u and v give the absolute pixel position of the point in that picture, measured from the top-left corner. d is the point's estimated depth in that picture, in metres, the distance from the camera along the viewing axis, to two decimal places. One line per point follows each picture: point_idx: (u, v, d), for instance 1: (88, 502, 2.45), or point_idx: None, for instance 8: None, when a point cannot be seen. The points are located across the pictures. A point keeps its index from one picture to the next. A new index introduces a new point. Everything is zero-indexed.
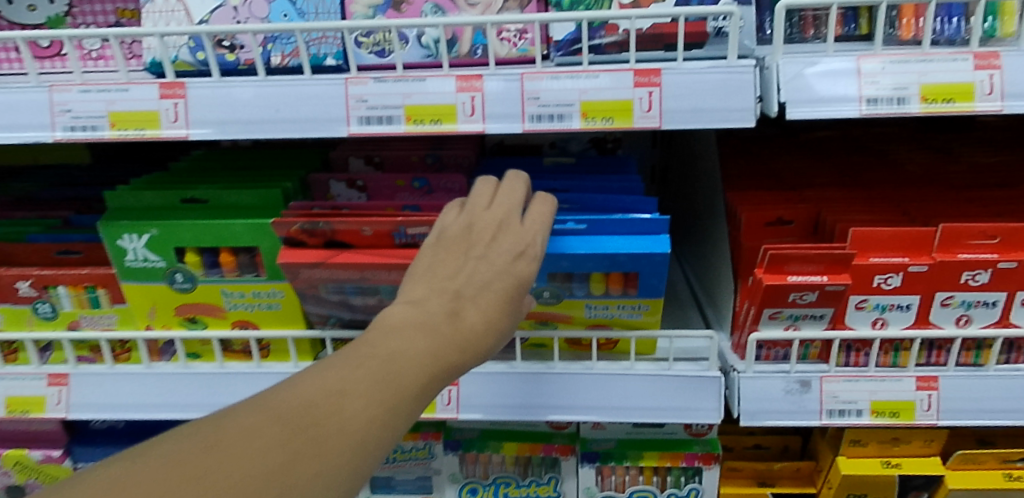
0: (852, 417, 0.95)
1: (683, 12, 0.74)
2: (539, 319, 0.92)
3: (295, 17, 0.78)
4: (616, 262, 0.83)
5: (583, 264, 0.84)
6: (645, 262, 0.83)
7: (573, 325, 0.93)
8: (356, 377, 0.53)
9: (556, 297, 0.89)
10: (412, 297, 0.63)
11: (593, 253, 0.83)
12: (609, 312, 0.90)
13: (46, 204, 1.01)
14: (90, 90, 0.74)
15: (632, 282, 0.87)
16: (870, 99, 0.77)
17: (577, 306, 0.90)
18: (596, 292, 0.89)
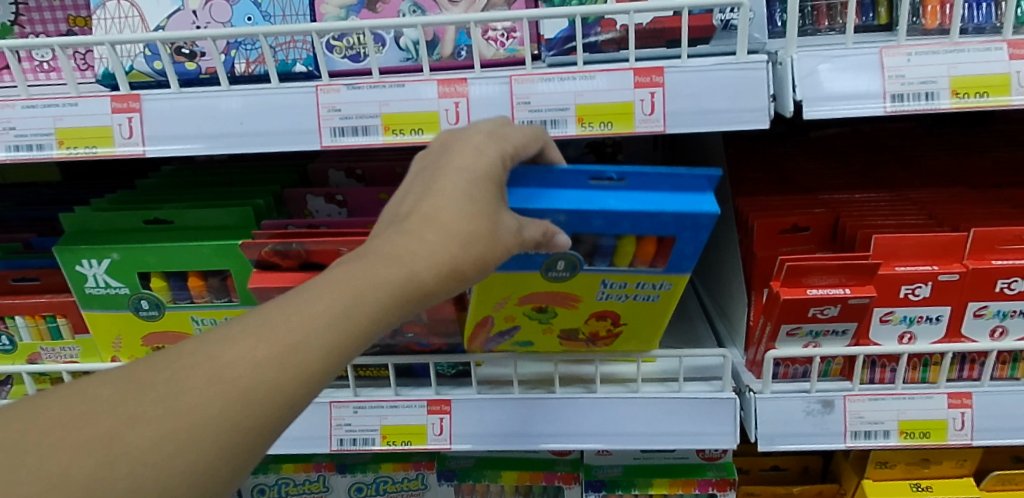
0: (879, 439, 0.87)
1: (687, 2, 0.67)
2: (536, 306, 0.77)
3: (259, 20, 0.70)
4: (657, 226, 0.65)
5: (617, 226, 0.65)
6: (688, 228, 0.66)
7: (575, 311, 0.78)
8: (262, 314, 0.47)
9: (569, 271, 0.72)
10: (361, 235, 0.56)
11: (631, 213, 0.64)
12: (624, 292, 0.74)
13: (8, 227, 0.95)
14: (35, 105, 0.67)
15: (665, 253, 0.70)
16: (896, 96, 0.70)
17: (587, 286, 0.74)
18: (619, 267, 0.72)
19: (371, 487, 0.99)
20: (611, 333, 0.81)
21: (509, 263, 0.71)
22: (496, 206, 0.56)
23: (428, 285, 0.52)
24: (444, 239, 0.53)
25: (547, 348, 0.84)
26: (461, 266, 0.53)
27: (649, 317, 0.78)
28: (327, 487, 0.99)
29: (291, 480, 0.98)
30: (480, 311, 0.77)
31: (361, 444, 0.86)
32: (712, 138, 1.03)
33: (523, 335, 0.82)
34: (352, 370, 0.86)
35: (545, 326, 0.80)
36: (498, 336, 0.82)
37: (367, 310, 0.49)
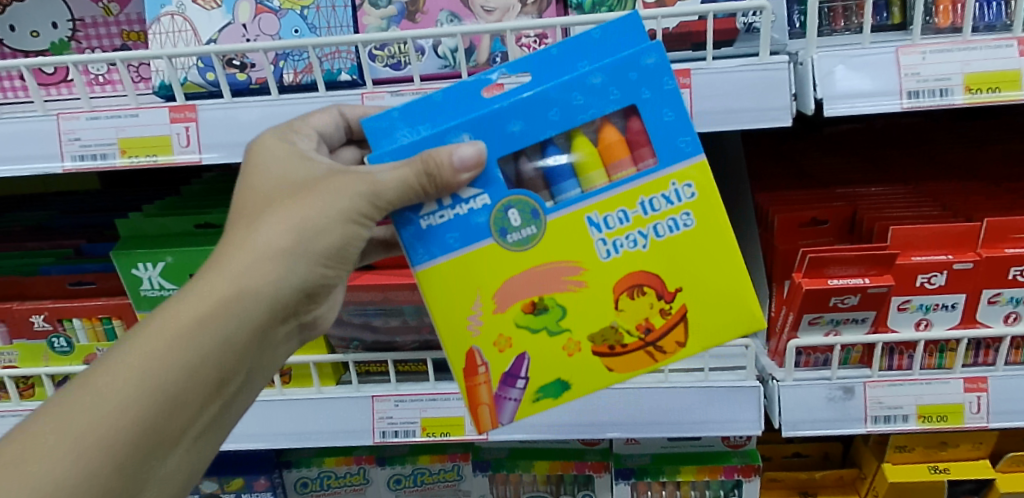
0: (898, 423, 0.90)
1: (713, 8, 0.69)
2: (528, 304, 0.60)
3: (306, 32, 0.74)
4: (599, 98, 0.56)
5: (545, 118, 0.56)
6: (642, 75, 0.57)
7: (591, 295, 0.60)
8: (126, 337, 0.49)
9: (531, 220, 0.58)
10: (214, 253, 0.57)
11: (554, 97, 0.56)
12: (640, 234, 0.59)
13: (58, 234, 0.99)
14: (100, 117, 0.71)
15: (638, 137, 0.58)
16: (911, 93, 0.73)
17: (583, 238, 0.58)
18: (599, 189, 0.58)
19: (409, 479, 1.02)
20: (670, 311, 0.61)
21: (446, 238, 0.58)
22: (308, 181, 0.56)
23: (230, 285, 0.51)
24: (262, 224, 0.54)
25: (591, 376, 0.62)
26: (264, 254, 0.52)
27: (701, 251, 0.59)
28: (367, 480, 1.02)
29: (333, 473, 1.01)
30: (458, 344, 0.60)
31: (402, 436, 0.88)
32: (730, 137, 1.07)
33: (538, 364, 0.61)
34: (392, 364, 0.89)
35: (565, 340, 0.61)
36: (507, 388, 0.62)
37: (184, 313, 0.49)
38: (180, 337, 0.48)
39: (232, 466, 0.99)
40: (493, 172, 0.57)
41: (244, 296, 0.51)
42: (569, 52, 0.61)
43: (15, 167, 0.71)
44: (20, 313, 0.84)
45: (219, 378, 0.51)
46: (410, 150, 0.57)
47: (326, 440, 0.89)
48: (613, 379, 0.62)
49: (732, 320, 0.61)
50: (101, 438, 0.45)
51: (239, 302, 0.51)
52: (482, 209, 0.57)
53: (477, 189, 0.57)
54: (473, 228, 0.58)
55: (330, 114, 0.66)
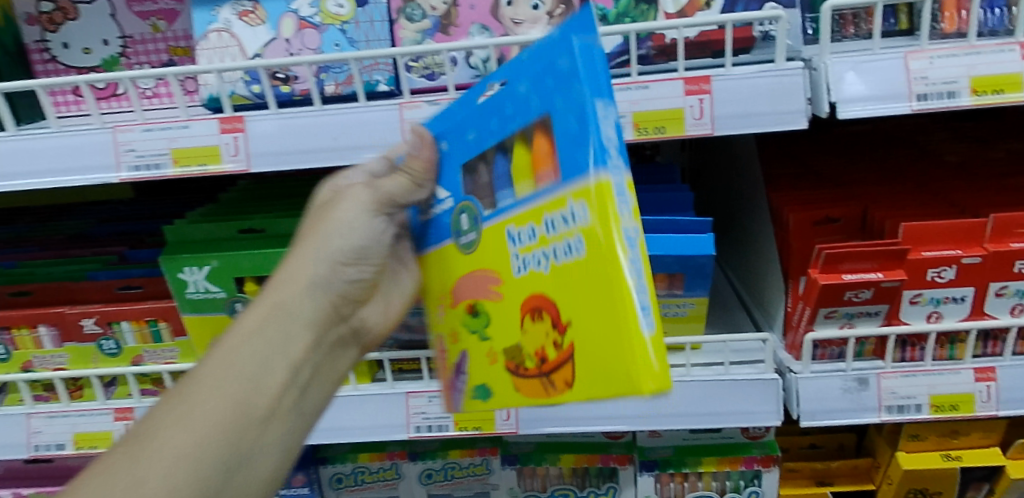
0: (911, 413, 0.94)
1: (730, 19, 0.74)
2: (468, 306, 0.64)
3: (346, 46, 0.78)
4: (522, 105, 0.56)
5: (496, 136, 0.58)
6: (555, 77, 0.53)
7: (506, 309, 0.60)
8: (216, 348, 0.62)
9: (475, 226, 0.62)
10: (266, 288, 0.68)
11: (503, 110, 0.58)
12: (543, 254, 0.55)
13: (100, 242, 1.03)
14: (153, 129, 0.75)
15: (545, 149, 0.54)
16: (920, 95, 0.77)
17: (499, 252, 0.59)
18: (521, 200, 0.57)
19: (440, 473, 1.06)
20: (560, 347, 0.55)
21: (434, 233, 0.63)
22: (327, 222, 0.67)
23: (279, 294, 0.64)
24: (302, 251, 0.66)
25: (506, 392, 0.62)
26: (311, 274, 0.65)
27: (592, 282, 0.51)
28: (399, 474, 1.06)
29: (367, 468, 1.05)
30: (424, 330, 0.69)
31: (436, 430, 0.92)
32: (742, 140, 1.12)
33: (474, 364, 0.66)
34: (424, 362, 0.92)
35: (487, 349, 0.64)
36: (457, 378, 0.69)
37: (254, 322, 0.62)
38: (241, 346, 0.61)
39: None
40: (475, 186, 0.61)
41: (289, 301, 0.64)
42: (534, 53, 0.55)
43: (73, 176, 0.76)
44: (71, 317, 0.88)
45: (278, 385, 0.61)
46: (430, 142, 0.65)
47: (364, 435, 0.93)
48: (522, 399, 0.61)
49: (619, 381, 0.50)
50: (192, 443, 0.55)
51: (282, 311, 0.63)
52: (449, 211, 0.65)
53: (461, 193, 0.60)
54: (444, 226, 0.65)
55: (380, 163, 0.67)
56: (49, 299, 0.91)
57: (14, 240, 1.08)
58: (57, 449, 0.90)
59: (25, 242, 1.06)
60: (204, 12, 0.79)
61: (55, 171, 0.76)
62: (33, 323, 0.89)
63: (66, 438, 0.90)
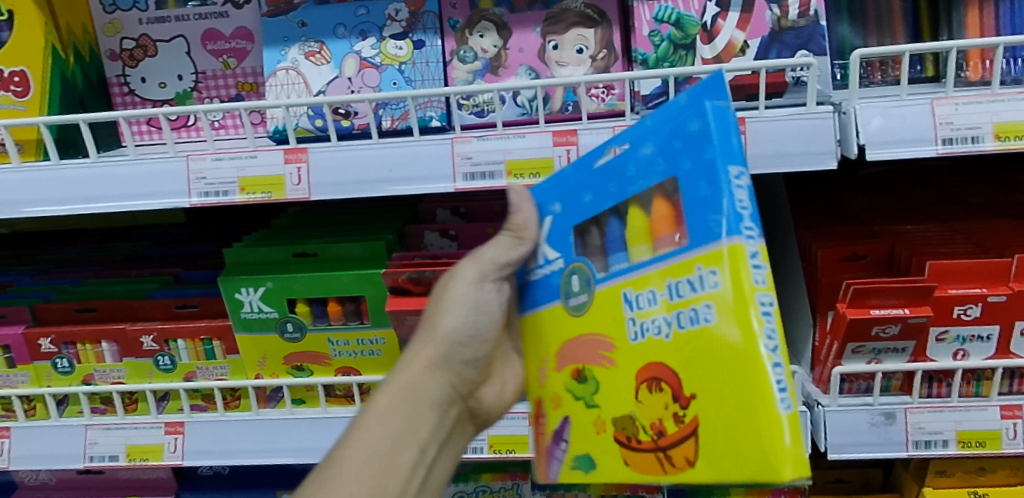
0: (939, 448, 0.93)
1: (765, 65, 0.78)
2: (574, 371, 0.64)
3: (403, 84, 0.87)
4: (647, 169, 0.58)
5: (606, 190, 0.61)
6: (692, 145, 0.54)
7: (620, 376, 0.60)
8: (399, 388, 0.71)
9: (585, 288, 0.63)
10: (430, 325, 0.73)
11: (619, 164, 0.60)
12: (665, 320, 0.56)
13: (156, 262, 1.09)
14: (223, 158, 0.80)
15: (676, 209, 0.56)
16: (946, 140, 0.79)
17: (615, 314, 0.60)
18: (635, 265, 0.59)
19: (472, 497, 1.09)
20: (683, 418, 0.55)
21: (537, 294, 0.68)
22: (461, 292, 0.72)
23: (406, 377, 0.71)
24: (443, 311, 0.72)
25: (613, 463, 0.61)
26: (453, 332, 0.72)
27: (717, 352, 0.52)
28: None
29: None
30: (534, 391, 0.69)
31: (471, 452, 0.93)
32: (771, 179, 1.16)
33: (576, 433, 0.64)
34: None
35: (596, 417, 0.62)
36: (555, 448, 0.66)
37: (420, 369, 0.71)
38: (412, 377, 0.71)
39: None
40: (560, 239, 0.65)
41: (416, 383, 0.70)
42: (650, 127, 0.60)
43: (148, 201, 0.81)
44: (131, 333, 0.92)
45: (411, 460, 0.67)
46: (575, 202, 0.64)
47: None
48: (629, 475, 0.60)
49: (746, 464, 0.51)
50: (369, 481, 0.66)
51: (426, 346, 0.72)
52: (558, 271, 0.66)
53: (557, 253, 0.66)
54: (549, 287, 0.67)
55: (454, 289, 0.72)
56: (111, 316, 0.96)
57: (74, 259, 1.13)
58: (110, 460, 0.93)
59: (84, 262, 1.12)
60: (275, 52, 0.89)
61: (131, 195, 0.80)
62: (96, 339, 0.93)
63: (120, 449, 0.93)
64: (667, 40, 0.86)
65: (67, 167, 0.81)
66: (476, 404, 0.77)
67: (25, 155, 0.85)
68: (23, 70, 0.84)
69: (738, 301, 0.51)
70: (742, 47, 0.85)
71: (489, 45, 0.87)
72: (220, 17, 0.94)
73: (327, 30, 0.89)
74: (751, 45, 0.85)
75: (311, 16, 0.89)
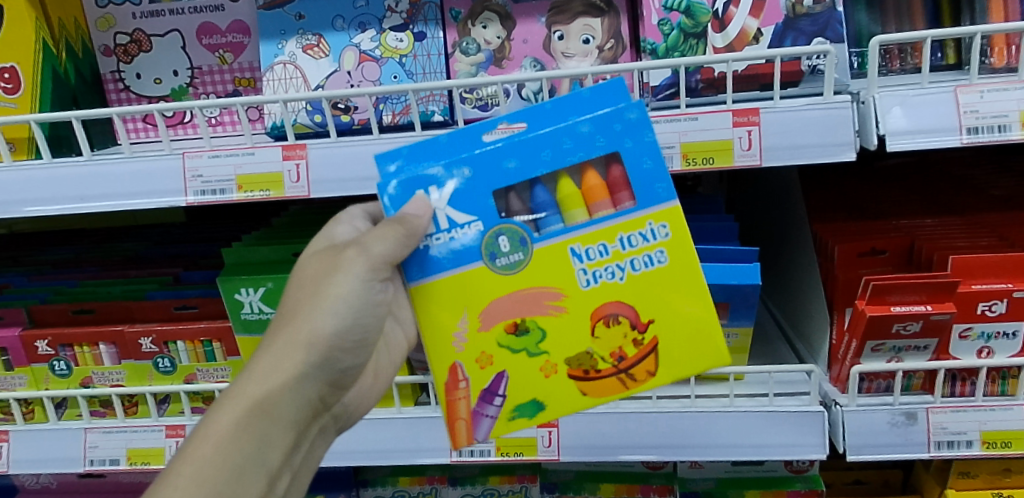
0: (962, 449, 0.87)
1: (779, 53, 0.75)
2: (509, 326, 0.64)
3: (404, 77, 0.84)
4: (587, 143, 0.61)
5: (538, 158, 0.61)
6: (630, 128, 0.62)
7: (569, 322, 0.64)
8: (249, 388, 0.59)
9: (519, 247, 0.62)
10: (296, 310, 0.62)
11: (555, 134, 0.61)
12: (618, 266, 0.63)
13: (155, 262, 1.07)
14: (220, 155, 0.78)
15: (620, 181, 0.63)
16: (971, 129, 0.76)
17: (564, 267, 0.63)
18: (575, 226, 0.63)
19: None
20: (643, 342, 0.64)
21: (439, 257, 0.63)
22: (337, 280, 0.61)
23: (261, 388, 0.59)
24: (316, 303, 0.61)
25: (567, 399, 0.66)
26: (326, 331, 0.61)
27: (681, 285, 0.63)
28: None
29: (407, 492, 1.07)
30: (441, 358, 0.65)
31: (479, 455, 0.91)
32: (785, 171, 1.13)
33: (515, 382, 0.65)
34: None
35: (543, 361, 0.65)
36: (485, 404, 0.66)
37: (279, 371, 0.60)
38: (273, 373, 0.59)
39: (316, 483, 1.08)
40: (479, 201, 0.62)
41: (272, 395, 0.59)
42: (563, 105, 0.65)
43: (143, 200, 0.78)
44: (131, 335, 0.90)
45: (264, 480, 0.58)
46: (476, 172, 0.62)
47: (404, 459, 0.91)
48: (586, 403, 0.66)
49: (703, 362, 0.65)
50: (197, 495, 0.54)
51: (287, 352, 0.60)
52: (476, 235, 0.62)
53: (470, 215, 0.62)
54: (464, 251, 0.62)
55: (328, 270, 0.62)
56: (109, 318, 0.94)
57: (73, 260, 1.12)
58: (111, 464, 0.91)
59: (84, 262, 1.10)
60: (272, 45, 0.87)
61: (126, 194, 0.78)
62: (95, 341, 0.91)
63: (120, 453, 0.91)
64: (677, 29, 0.83)
65: (58, 166, 0.79)
66: (342, 405, 0.68)
67: (17, 154, 0.83)
68: (14, 66, 0.82)
69: (680, 247, 0.63)
70: (755, 35, 0.81)
71: (493, 36, 0.84)
72: (215, 10, 0.92)
73: (325, 23, 0.87)
74: (765, 33, 0.81)
75: (308, 8, 0.87)
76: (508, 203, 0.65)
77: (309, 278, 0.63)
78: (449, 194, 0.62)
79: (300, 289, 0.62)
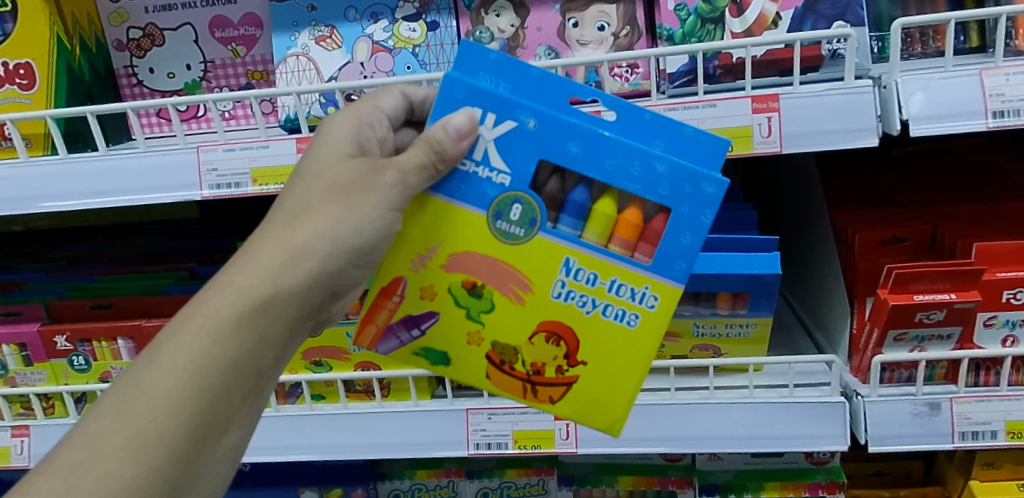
0: (987, 439, 0.86)
1: (799, 37, 0.73)
2: (468, 282, 0.61)
3: (417, 68, 0.84)
4: (650, 180, 0.58)
5: (597, 163, 0.58)
6: (698, 200, 0.58)
7: (522, 315, 0.62)
8: (253, 285, 0.51)
9: (525, 225, 0.60)
10: (318, 206, 0.55)
11: (633, 153, 0.58)
12: (590, 300, 0.61)
13: (170, 257, 1.07)
14: (234, 149, 0.77)
15: (654, 236, 0.60)
16: (997, 113, 0.74)
17: (550, 265, 0.60)
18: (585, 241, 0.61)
19: (496, 492, 1.07)
20: (566, 372, 0.63)
21: (454, 185, 0.60)
22: (369, 191, 0.56)
23: (269, 286, 0.52)
24: (341, 207, 0.55)
25: (470, 368, 0.64)
26: (347, 242, 0.55)
27: (628, 357, 0.62)
28: (455, 493, 1.07)
29: (424, 486, 1.07)
30: (393, 270, 0.62)
31: (495, 448, 0.89)
32: (803, 158, 1.11)
33: (437, 331, 0.63)
34: None
35: (473, 330, 0.62)
36: (402, 329, 0.63)
37: (291, 276, 0.53)
38: (283, 276, 0.52)
39: (331, 476, 1.06)
40: (520, 157, 0.59)
41: (279, 297, 0.52)
42: (659, 126, 0.62)
43: (160, 194, 0.78)
44: (148, 330, 0.90)
45: (257, 383, 0.52)
46: (533, 135, 0.59)
47: (421, 452, 0.90)
48: (482, 386, 0.64)
49: (599, 419, 0.64)
50: (171, 395, 0.47)
51: (301, 255, 0.53)
52: (499, 188, 0.59)
53: (507, 167, 0.59)
54: (480, 196, 0.60)
55: (359, 173, 0.56)
56: (126, 313, 0.94)
57: (89, 255, 1.12)
58: None
59: (99, 258, 1.10)
60: (284, 37, 0.87)
61: (142, 189, 0.78)
62: (112, 336, 0.91)
63: None
64: (694, 14, 0.81)
65: (75, 161, 0.78)
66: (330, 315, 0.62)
67: (33, 150, 0.83)
68: (28, 62, 0.83)
69: (651, 322, 0.61)
70: (774, 19, 0.80)
71: (506, 25, 0.83)
72: (227, 3, 0.92)
73: (337, 14, 0.86)
74: (783, 17, 0.80)
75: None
76: (544, 180, 0.62)
77: (338, 173, 0.56)
78: (501, 134, 0.59)
79: (327, 184, 0.55)
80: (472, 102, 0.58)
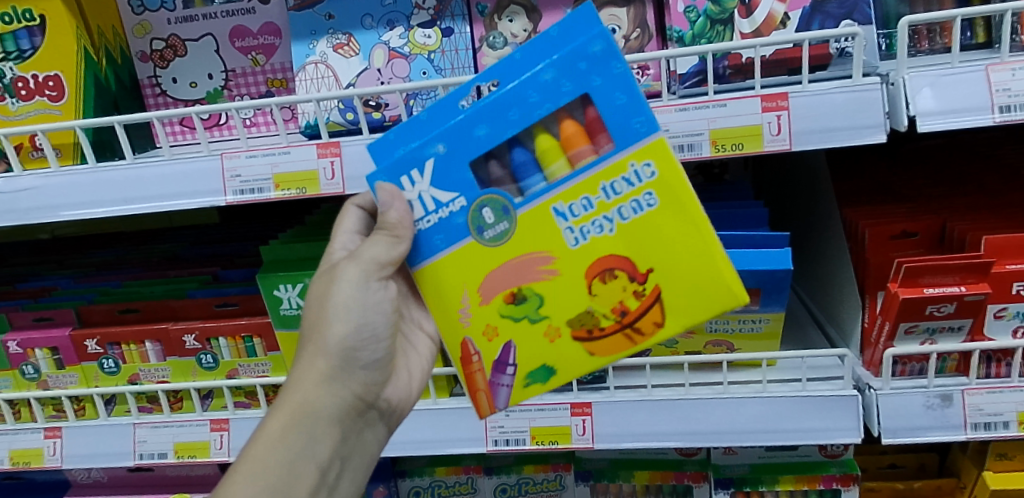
0: (1000, 430, 0.86)
1: (807, 37, 0.75)
2: (508, 295, 0.66)
3: (433, 73, 0.86)
4: (553, 91, 0.62)
5: (506, 119, 0.62)
6: (594, 61, 0.61)
7: (566, 282, 0.65)
8: (287, 400, 0.64)
9: (503, 216, 0.64)
10: (314, 323, 0.67)
11: (522, 89, 0.62)
12: (606, 219, 0.63)
13: (192, 262, 1.10)
14: (257, 155, 0.79)
15: (598, 123, 0.63)
16: (1003, 107, 0.75)
17: (552, 228, 0.64)
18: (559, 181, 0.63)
19: (514, 488, 1.09)
20: (645, 292, 0.65)
21: (432, 240, 0.66)
22: (347, 289, 0.67)
23: (298, 394, 0.64)
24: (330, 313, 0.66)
25: (574, 360, 0.67)
26: (347, 338, 0.66)
27: (677, 229, 0.63)
28: (474, 489, 1.10)
29: (443, 482, 1.09)
30: (452, 336, 0.68)
31: (513, 444, 0.91)
32: (812, 154, 1.12)
33: (523, 351, 0.67)
34: None
35: (546, 327, 0.67)
36: (500, 375, 0.69)
37: (311, 381, 0.65)
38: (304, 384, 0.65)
39: None
40: (455, 176, 0.64)
41: (308, 398, 0.64)
42: (534, 49, 0.64)
43: (186, 200, 0.80)
44: (174, 332, 0.93)
45: (319, 470, 0.64)
46: (449, 154, 0.63)
47: (441, 448, 0.92)
48: (598, 362, 0.67)
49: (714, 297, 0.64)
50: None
51: (314, 362, 0.66)
52: (461, 209, 0.64)
53: (452, 193, 0.64)
54: (453, 229, 0.65)
55: (333, 281, 0.67)
56: (153, 316, 0.97)
57: (115, 261, 1.15)
58: (159, 458, 0.93)
59: (123, 264, 1.13)
60: (304, 45, 0.89)
61: (168, 195, 0.80)
62: (140, 339, 0.94)
63: (167, 447, 0.93)
64: (704, 16, 0.83)
65: (104, 169, 0.81)
66: (383, 407, 0.72)
67: (63, 160, 0.86)
68: (57, 74, 0.85)
69: (670, 189, 0.62)
70: (783, 19, 0.82)
71: (519, 29, 0.85)
72: (248, 13, 0.94)
73: (355, 22, 0.89)
74: (791, 17, 0.82)
75: (338, 8, 0.89)
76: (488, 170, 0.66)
77: (319, 294, 0.68)
78: (430, 177, 0.64)
79: (314, 305, 0.68)
80: (391, 177, 0.65)
